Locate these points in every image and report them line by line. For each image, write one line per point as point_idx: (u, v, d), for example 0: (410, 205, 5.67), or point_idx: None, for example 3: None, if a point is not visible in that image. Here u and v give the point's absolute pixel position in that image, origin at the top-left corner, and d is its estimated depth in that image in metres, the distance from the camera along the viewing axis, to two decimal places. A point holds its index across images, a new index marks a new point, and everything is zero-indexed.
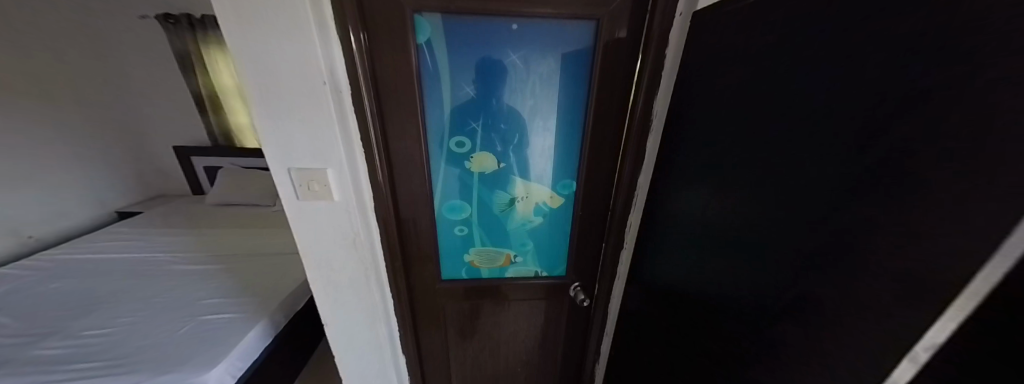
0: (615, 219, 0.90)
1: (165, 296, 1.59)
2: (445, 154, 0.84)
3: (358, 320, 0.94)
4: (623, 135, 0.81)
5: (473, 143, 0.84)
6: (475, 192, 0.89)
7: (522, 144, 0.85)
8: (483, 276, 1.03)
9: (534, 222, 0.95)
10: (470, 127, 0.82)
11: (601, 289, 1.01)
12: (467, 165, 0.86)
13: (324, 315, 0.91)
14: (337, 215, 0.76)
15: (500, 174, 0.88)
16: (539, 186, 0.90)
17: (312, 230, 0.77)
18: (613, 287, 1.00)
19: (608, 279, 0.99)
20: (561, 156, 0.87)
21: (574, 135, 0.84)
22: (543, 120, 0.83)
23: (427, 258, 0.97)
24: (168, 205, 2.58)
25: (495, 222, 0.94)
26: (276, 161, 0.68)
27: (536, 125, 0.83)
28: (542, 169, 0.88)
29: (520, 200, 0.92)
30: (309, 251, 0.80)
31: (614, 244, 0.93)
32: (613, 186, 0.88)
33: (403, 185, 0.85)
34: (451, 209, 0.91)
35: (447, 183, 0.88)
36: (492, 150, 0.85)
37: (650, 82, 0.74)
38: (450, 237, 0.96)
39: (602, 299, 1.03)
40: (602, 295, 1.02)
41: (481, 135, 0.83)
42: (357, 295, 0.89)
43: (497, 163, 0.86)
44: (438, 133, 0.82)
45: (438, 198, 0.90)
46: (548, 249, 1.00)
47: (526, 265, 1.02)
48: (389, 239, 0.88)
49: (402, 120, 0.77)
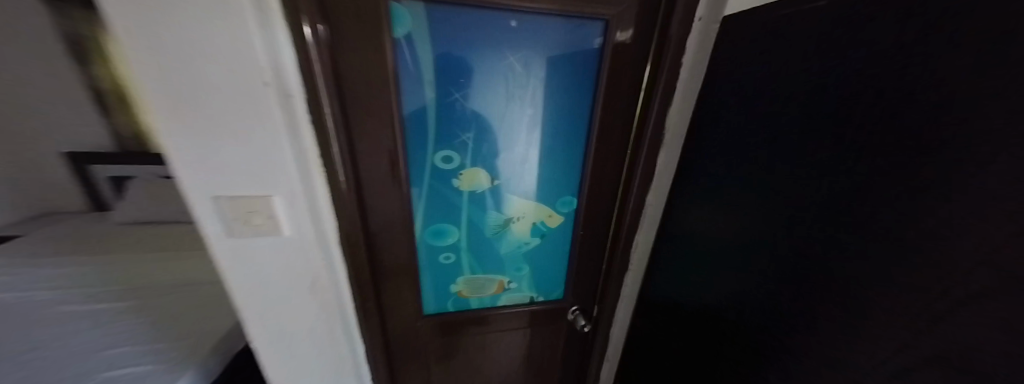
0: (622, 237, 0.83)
1: (47, 349, 1.22)
2: (431, 170, 0.71)
3: (319, 375, 0.76)
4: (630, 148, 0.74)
5: (465, 158, 0.71)
6: (463, 213, 0.77)
7: (518, 158, 0.74)
8: (472, 307, 0.91)
9: (531, 244, 0.85)
10: (460, 139, 0.69)
11: (602, 312, 0.94)
12: (456, 183, 0.73)
13: (272, 373, 0.72)
14: (290, 253, 0.59)
15: (493, 191, 0.76)
16: (538, 204, 0.80)
17: (254, 274, 0.59)
18: (615, 308, 0.94)
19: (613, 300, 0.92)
20: (561, 171, 0.78)
21: (574, 148, 0.76)
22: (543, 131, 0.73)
23: (406, 290, 0.82)
24: (53, 227, 2.04)
25: (488, 246, 0.82)
26: (195, 187, 0.50)
27: (535, 137, 0.73)
28: (542, 185, 0.79)
29: (516, 221, 0.81)
30: (251, 300, 0.62)
31: (618, 264, 0.86)
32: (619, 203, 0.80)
33: (377, 207, 0.70)
34: (435, 233, 0.78)
35: (430, 205, 0.74)
36: (485, 165, 0.73)
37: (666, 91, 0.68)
38: (435, 266, 0.82)
39: (603, 322, 0.96)
40: (604, 318, 0.95)
41: (472, 148, 0.71)
42: (317, 347, 0.71)
43: (491, 180, 0.75)
44: (422, 146, 0.68)
45: (419, 222, 0.75)
46: (546, 271, 0.91)
47: (521, 290, 0.92)
48: (358, 274, 0.72)
49: (375, 131, 0.63)
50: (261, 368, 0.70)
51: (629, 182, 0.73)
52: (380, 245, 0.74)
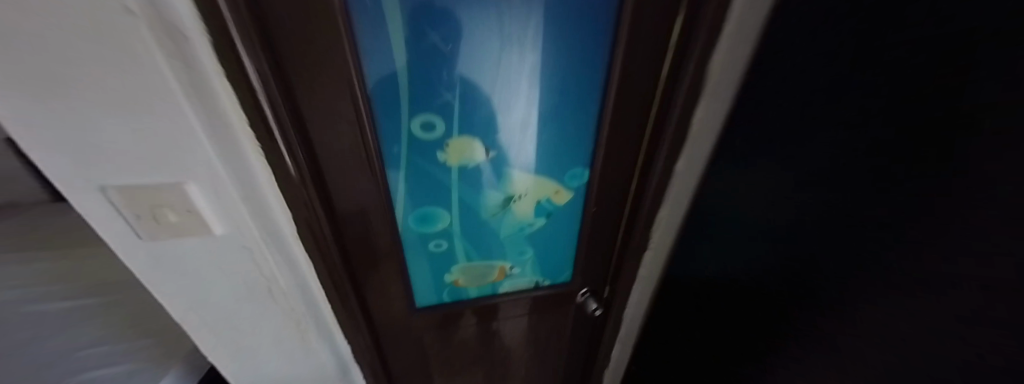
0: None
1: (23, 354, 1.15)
2: (408, 142, 0.55)
3: (300, 375, 0.69)
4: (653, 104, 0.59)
5: (451, 125, 0.56)
6: (454, 193, 0.63)
7: (518, 122, 0.59)
8: (470, 297, 0.81)
9: (535, 225, 0.74)
10: (441, 99, 0.53)
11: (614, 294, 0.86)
12: (442, 158, 0.58)
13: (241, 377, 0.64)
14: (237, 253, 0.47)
15: (489, 165, 0.62)
16: (543, 179, 0.67)
17: (193, 281, 0.47)
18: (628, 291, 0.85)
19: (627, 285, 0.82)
20: (570, 138, 0.64)
21: (587, 108, 0.61)
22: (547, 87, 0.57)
23: (394, 285, 0.71)
24: (12, 218, 1.87)
25: (485, 230, 0.70)
26: (69, 172, 0.35)
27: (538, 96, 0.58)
28: (548, 157, 0.65)
29: (518, 199, 0.68)
30: (201, 310, 0.51)
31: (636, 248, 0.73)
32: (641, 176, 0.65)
33: (342, 190, 0.56)
34: (422, 219, 0.65)
35: (413, 185, 0.60)
36: (478, 133, 0.58)
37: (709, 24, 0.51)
38: (425, 255, 0.70)
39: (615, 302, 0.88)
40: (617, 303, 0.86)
41: (459, 110, 0.55)
42: (289, 352, 0.63)
43: (485, 151, 0.60)
44: (392, 110, 0.52)
45: (401, 206, 0.62)
46: (552, 253, 0.81)
47: (524, 276, 0.83)
48: (332, 273, 0.60)
49: (322, 91, 0.46)
50: (226, 374, 0.63)
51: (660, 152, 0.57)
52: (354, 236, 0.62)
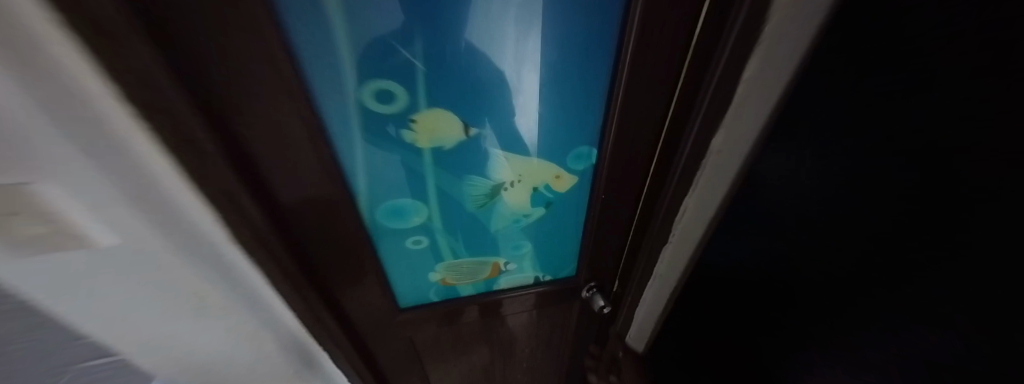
0: (669, 212, 0.55)
1: None
2: (361, 119, 0.42)
3: (267, 375, 0.64)
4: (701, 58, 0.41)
5: (416, 95, 0.42)
6: (431, 182, 0.52)
7: (506, 89, 0.45)
8: (460, 295, 0.73)
9: (532, 217, 0.62)
10: (399, 57, 0.38)
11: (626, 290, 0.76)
12: (410, 138, 0.46)
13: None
14: (175, 262, 0.38)
15: (472, 147, 0.50)
16: (540, 162, 0.55)
17: (127, 291, 0.39)
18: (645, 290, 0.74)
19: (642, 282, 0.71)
20: (573, 110, 0.50)
21: (597, 67, 0.45)
22: (539, 38, 0.41)
23: (370, 288, 0.62)
24: None
25: (472, 223, 0.60)
26: None
27: (528, 51, 0.42)
28: (546, 134, 0.52)
29: (510, 187, 0.56)
30: (150, 318, 0.44)
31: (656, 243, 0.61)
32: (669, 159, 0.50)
33: (280, 190, 0.42)
34: (395, 213, 0.54)
35: (378, 174, 0.48)
36: (455, 105, 0.44)
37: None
38: (404, 254, 0.60)
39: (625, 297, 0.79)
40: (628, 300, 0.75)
41: (426, 73, 0.40)
42: (250, 355, 0.57)
43: (464, 129, 0.47)
44: (331, 75, 0.37)
45: (365, 199, 0.51)
46: (552, 246, 0.70)
47: (522, 271, 0.73)
48: (292, 287, 0.49)
49: (197, 44, 0.28)
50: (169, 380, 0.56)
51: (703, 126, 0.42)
52: (311, 240, 0.50)
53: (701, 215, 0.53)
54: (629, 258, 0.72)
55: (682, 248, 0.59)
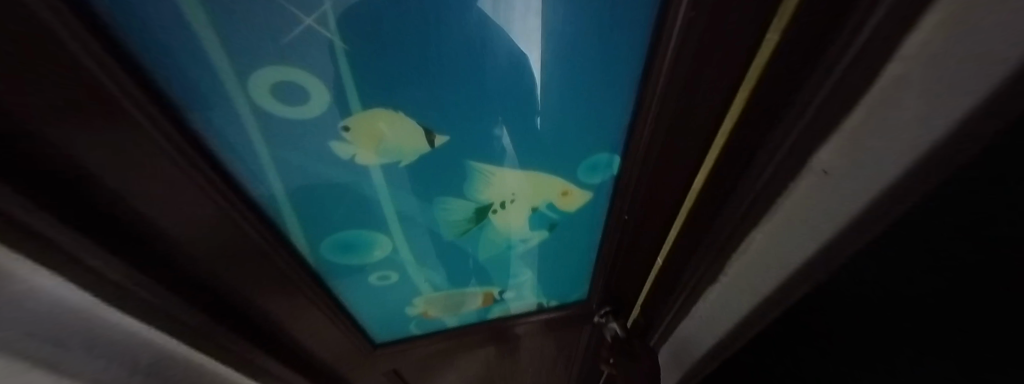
0: (725, 246, 0.40)
1: None
2: (262, 130, 0.27)
3: None
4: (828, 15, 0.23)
5: (342, 88, 0.27)
6: (389, 207, 0.38)
7: (484, 75, 0.29)
8: (448, 325, 0.61)
9: (532, 241, 0.49)
10: (294, 30, 0.22)
11: (651, 324, 0.62)
12: (349, 152, 0.31)
13: None
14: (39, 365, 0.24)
15: (441, 160, 0.35)
16: (539, 175, 0.40)
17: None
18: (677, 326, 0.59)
19: (675, 319, 0.56)
20: (587, 104, 0.34)
21: (631, 37, 0.28)
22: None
23: (331, 330, 0.50)
24: None
25: (455, 252, 0.46)
26: None
27: (518, 18, 0.26)
28: (549, 139, 0.36)
29: (500, 208, 0.42)
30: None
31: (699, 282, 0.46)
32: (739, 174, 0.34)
33: (155, 243, 0.29)
34: (349, 245, 0.41)
35: (313, 199, 0.35)
36: (407, 102, 0.29)
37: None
38: (370, 289, 0.48)
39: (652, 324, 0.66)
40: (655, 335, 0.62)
41: (350, 54, 0.24)
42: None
43: (427, 138, 0.32)
44: (170, 69, 0.21)
45: (303, 231, 0.38)
46: (559, 270, 0.57)
47: (522, 298, 0.60)
48: (217, 345, 0.39)
49: None
50: None
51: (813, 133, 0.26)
52: (232, 293, 0.37)
53: (772, 253, 0.37)
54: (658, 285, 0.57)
55: (738, 287, 0.44)
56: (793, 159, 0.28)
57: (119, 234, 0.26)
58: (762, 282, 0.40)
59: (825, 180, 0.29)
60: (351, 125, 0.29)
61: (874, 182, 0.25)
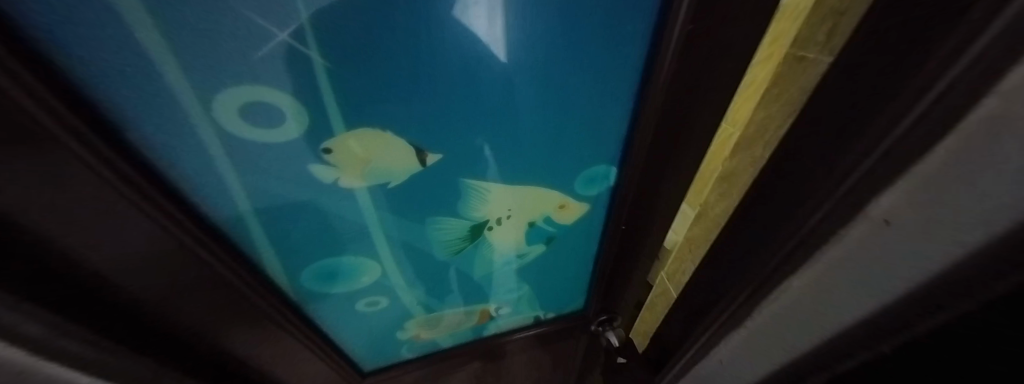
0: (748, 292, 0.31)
1: None
2: (231, 154, 0.24)
3: None
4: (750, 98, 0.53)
5: (324, 108, 0.24)
6: (377, 231, 0.35)
7: (480, 92, 0.28)
8: (442, 345, 0.59)
9: (529, 256, 0.47)
10: (268, 43, 0.19)
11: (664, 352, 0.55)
12: (331, 176, 0.29)
13: None
14: None
15: (432, 180, 0.33)
16: (536, 190, 0.39)
17: None
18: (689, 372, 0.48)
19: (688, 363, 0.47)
20: (584, 119, 0.33)
21: (628, 49, 0.28)
22: (535, 10, 0.23)
23: (314, 368, 0.45)
24: None
25: (449, 272, 0.44)
26: None
27: (514, 34, 0.24)
28: (547, 153, 0.35)
29: (496, 224, 0.40)
30: None
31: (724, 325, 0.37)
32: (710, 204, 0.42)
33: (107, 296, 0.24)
34: (333, 273, 0.38)
35: (292, 226, 0.32)
36: (396, 120, 0.27)
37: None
38: (357, 316, 0.45)
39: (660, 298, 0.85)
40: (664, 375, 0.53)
41: (333, 71, 0.22)
42: None
43: (418, 157, 0.30)
44: (114, 89, 0.18)
45: (281, 262, 0.34)
46: (557, 282, 0.56)
47: (519, 313, 0.59)
48: None
49: None
50: None
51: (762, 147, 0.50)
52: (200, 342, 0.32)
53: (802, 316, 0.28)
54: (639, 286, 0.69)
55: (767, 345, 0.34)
56: (842, 206, 0.20)
57: (69, 288, 0.22)
58: (788, 345, 0.31)
59: (883, 232, 0.19)
60: (338, 147, 0.27)
61: (943, 246, 0.16)
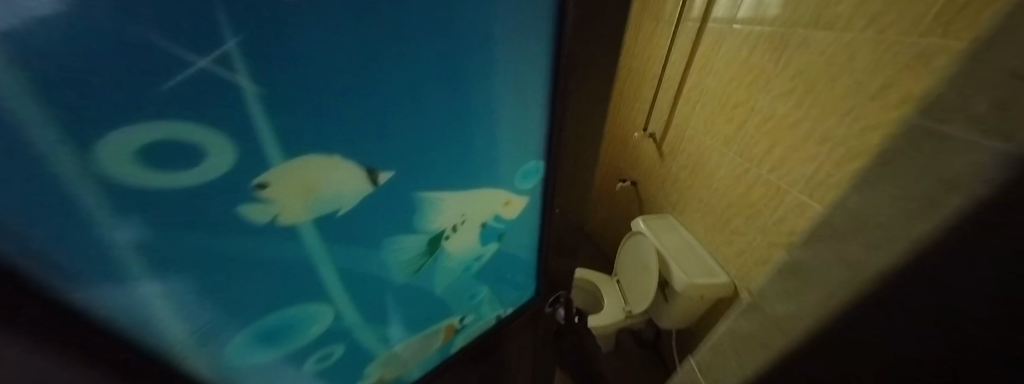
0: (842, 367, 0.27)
1: None
2: (117, 209, 0.19)
3: None
4: (723, 147, 1.17)
5: (254, 136, 0.22)
6: (327, 268, 0.32)
7: (422, 105, 0.29)
8: (409, 380, 0.54)
9: (484, 256, 0.50)
10: (181, 73, 0.17)
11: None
12: (267, 214, 0.25)
13: None
14: None
15: (382, 200, 0.32)
16: (484, 191, 0.42)
17: None
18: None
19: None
20: (514, 125, 0.38)
21: (536, 62, 0.34)
22: (459, 33, 0.27)
23: None
24: None
25: (410, 294, 0.42)
26: None
27: (447, 56, 0.28)
28: (487, 158, 0.39)
29: (452, 231, 0.42)
30: None
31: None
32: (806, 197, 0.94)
33: None
34: (271, 331, 0.32)
35: (210, 286, 0.26)
36: (334, 140, 0.25)
37: (747, 75, 1.06)
38: (304, 376, 0.38)
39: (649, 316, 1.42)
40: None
41: (261, 92, 0.20)
42: None
43: (371, 177, 0.30)
44: None
45: (193, 333, 0.27)
46: (512, 277, 0.60)
47: (482, 317, 0.60)
48: None
49: None
50: None
51: (674, 168, 1.42)
52: None
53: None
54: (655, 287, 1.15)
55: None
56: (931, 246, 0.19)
57: None
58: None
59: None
60: (286, 180, 0.25)
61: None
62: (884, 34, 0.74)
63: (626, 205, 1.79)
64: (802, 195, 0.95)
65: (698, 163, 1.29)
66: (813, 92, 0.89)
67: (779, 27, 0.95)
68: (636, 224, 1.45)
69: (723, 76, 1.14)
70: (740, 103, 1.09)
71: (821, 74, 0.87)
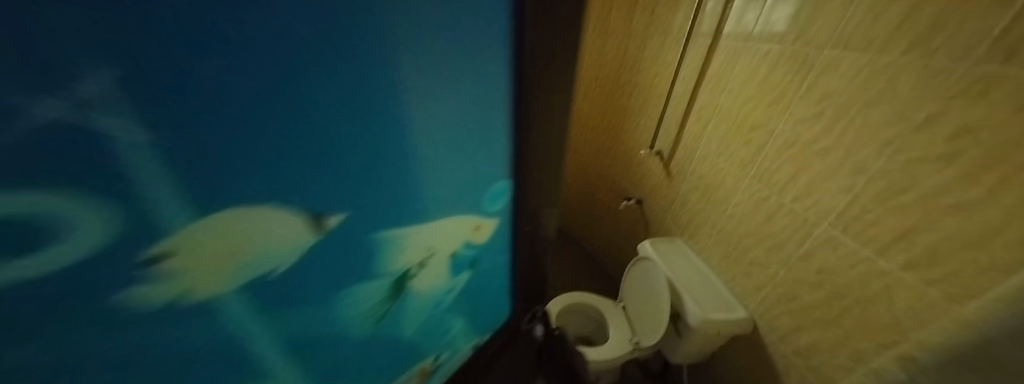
0: None
1: None
2: None
3: None
4: (733, 178, 0.77)
5: (141, 194, 0.14)
6: (258, 341, 0.24)
7: (375, 132, 0.22)
8: None
9: (456, 288, 0.44)
10: (21, 121, 0.10)
11: None
12: (169, 293, 0.17)
13: None
14: None
15: (331, 254, 0.25)
16: (459, 222, 0.35)
17: None
18: None
19: None
20: (489, 145, 0.32)
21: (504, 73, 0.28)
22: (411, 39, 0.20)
23: None
24: None
25: (374, 345, 0.35)
26: None
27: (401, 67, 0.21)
28: (460, 186, 0.32)
29: (423, 271, 0.35)
30: None
31: None
32: (975, 290, 0.41)
33: None
34: None
35: None
36: (262, 187, 0.18)
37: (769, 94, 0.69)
38: None
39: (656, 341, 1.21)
40: None
41: (158, 147, 0.14)
42: None
43: (311, 223, 0.22)
44: None
45: None
46: (488, 302, 0.54)
47: (460, 351, 0.54)
48: None
49: None
50: None
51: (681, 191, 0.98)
52: None
53: None
54: (648, 302, 0.89)
55: None
56: None
57: None
58: None
59: None
60: (189, 248, 0.17)
61: None
62: (941, 59, 0.43)
63: (607, 221, 1.43)
64: (845, 238, 0.55)
65: (709, 184, 0.86)
66: (857, 118, 0.53)
67: (795, 44, 0.62)
68: (643, 247, 0.94)
69: (745, 78, 0.72)
70: (753, 129, 0.71)
71: (867, 101, 0.51)
